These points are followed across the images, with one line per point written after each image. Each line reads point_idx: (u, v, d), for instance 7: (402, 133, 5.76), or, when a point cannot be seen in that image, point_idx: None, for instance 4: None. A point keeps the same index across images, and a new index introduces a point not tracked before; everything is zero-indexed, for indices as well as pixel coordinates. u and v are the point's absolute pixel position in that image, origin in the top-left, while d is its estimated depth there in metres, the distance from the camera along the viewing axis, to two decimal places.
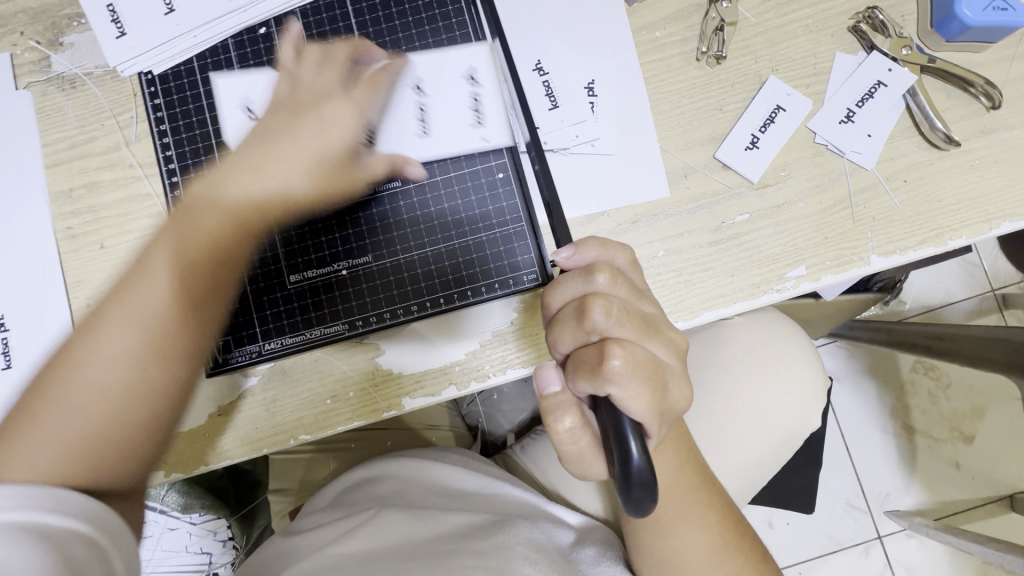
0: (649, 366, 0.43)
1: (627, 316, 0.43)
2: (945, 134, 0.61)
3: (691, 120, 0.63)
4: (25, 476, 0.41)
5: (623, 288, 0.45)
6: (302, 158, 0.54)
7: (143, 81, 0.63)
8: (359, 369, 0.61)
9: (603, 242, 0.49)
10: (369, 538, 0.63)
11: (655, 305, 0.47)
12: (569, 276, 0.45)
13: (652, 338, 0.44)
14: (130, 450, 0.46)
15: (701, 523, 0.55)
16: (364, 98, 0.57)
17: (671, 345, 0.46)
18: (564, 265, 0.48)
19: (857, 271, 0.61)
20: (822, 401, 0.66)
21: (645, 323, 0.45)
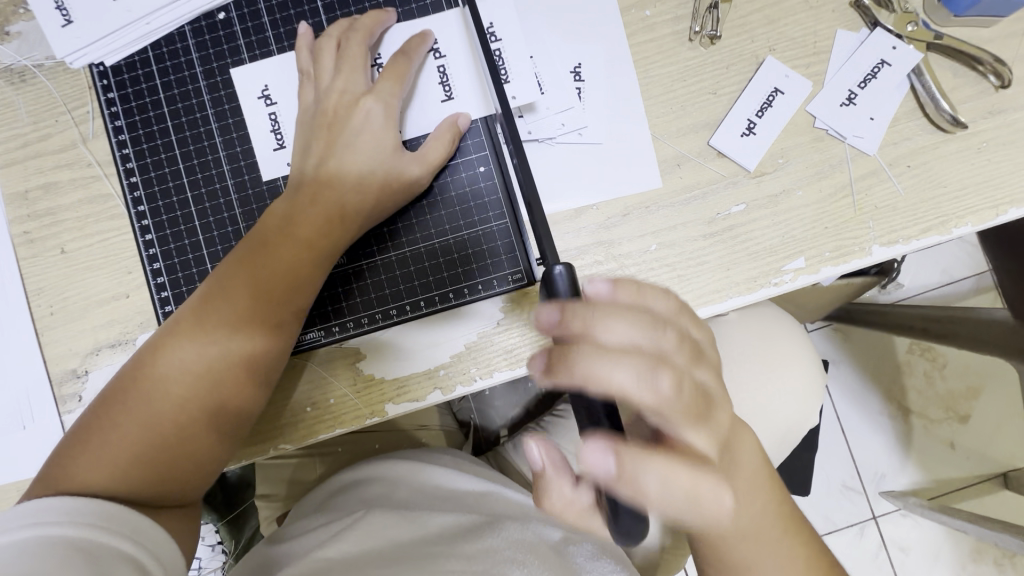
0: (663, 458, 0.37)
1: (679, 395, 0.38)
2: (952, 115, 0.57)
3: (684, 105, 0.59)
4: (105, 473, 0.48)
5: (682, 355, 0.40)
6: (361, 175, 0.54)
7: (94, 73, 0.60)
8: (339, 375, 0.58)
9: (642, 288, 0.42)
10: (358, 540, 0.61)
11: (710, 373, 0.42)
12: (616, 313, 0.38)
13: (698, 428, 0.39)
14: (197, 468, 0.51)
15: (755, 549, 0.47)
16: (391, 86, 0.55)
17: (712, 430, 0.41)
18: (591, 298, 0.41)
19: (858, 262, 0.58)
20: (820, 395, 0.64)
21: (699, 405, 0.39)
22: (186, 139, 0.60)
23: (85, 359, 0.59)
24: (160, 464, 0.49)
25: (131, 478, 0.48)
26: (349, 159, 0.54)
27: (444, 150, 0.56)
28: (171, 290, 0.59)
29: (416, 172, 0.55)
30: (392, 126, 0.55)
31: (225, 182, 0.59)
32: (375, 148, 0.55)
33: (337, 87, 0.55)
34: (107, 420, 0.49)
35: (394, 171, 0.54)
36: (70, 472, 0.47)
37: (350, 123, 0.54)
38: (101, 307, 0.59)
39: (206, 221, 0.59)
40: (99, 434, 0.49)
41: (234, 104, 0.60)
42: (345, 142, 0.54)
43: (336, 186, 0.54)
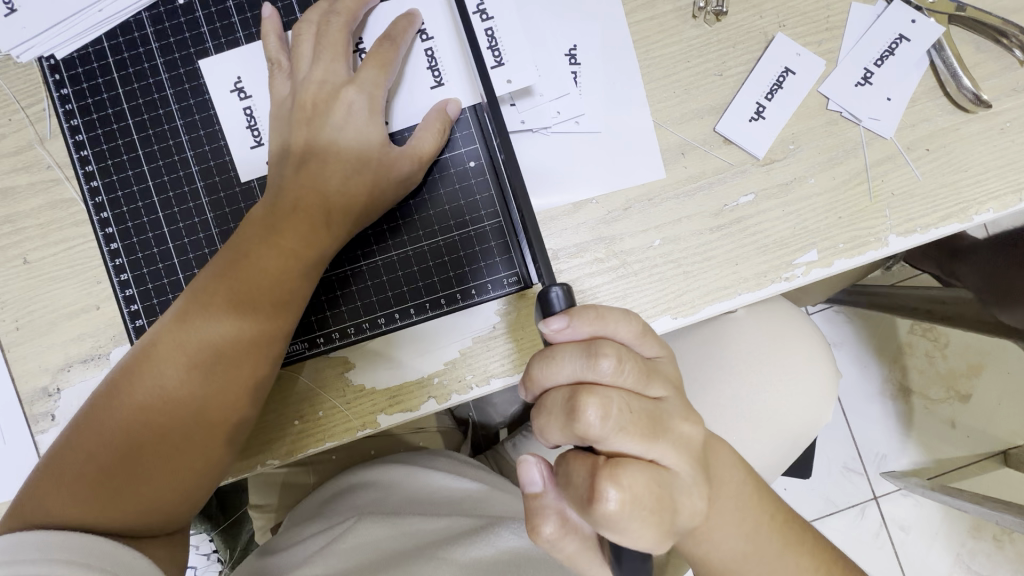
0: (652, 495, 0.35)
1: (631, 417, 0.36)
2: (973, 93, 0.53)
3: (688, 88, 0.55)
4: (70, 494, 0.45)
5: (631, 375, 0.37)
6: (346, 171, 0.50)
7: (44, 68, 0.55)
8: (327, 386, 0.54)
9: (602, 310, 0.38)
10: (348, 555, 0.59)
11: (666, 388, 0.39)
12: (566, 355, 0.37)
13: (659, 442, 0.36)
14: (180, 494, 0.48)
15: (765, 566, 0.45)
16: (376, 75, 0.50)
17: (681, 445, 0.37)
18: (552, 338, 0.37)
19: (873, 254, 0.55)
20: (831, 392, 0.61)
21: (654, 423, 0.36)
22: (149, 139, 0.55)
23: (57, 376, 0.55)
24: (140, 490, 0.46)
25: (109, 507, 0.45)
26: (332, 156, 0.50)
27: (435, 142, 0.51)
28: (142, 303, 0.55)
29: (406, 167, 0.51)
30: (377, 118, 0.51)
31: (193, 184, 0.55)
32: (359, 142, 0.50)
33: (316, 76, 0.50)
34: (82, 444, 0.46)
35: (383, 167, 0.50)
36: (43, 501, 0.45)
37: (331, 117, 0.50)
38: (71, 321, 0.55)
39: (175, 227, 0.55)
40: (73, 460, 0.46)
41: (200, 98, 0.55)
42: (327, 137, 0.50)
43: (320, 187, 0.50)
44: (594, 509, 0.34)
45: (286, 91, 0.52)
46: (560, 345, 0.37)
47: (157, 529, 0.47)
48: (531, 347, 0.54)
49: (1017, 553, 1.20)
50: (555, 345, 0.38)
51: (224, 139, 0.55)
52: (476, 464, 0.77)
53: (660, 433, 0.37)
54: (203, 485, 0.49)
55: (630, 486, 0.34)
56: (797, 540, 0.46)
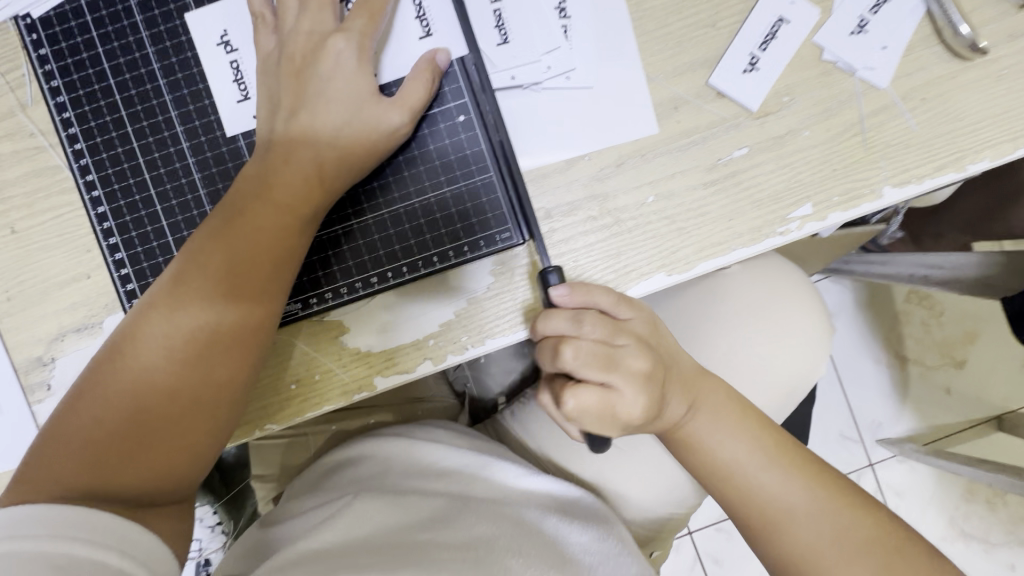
0: (602, 405, 0.45)
1: (593, 355, 0.45)
2: (971, 42, 0.53)
3: (680, 41, 0.54)
4: (75, 462, 0.45)
5: (599, 328, 0.47)
6: (337, 124, 0.49)
7: (21, 29, 0.54)
8: (322, 348, 0.54)
9: (589, 285, 0.48)
10: (347, 527, 0.58)
11: (632, 339, 0.48)
12: (556, 316, 0.47)
13: (614, 374, 0.45)
14: (188, 457, 0.48)
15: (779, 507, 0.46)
16: (363, 24, 0.50)
17: (631, 377, 0.46)
18: (555, 302, 0.48)
19: (868, 206, 0.54)
20: (826, 349, 0.61)
21: (612, 359, 0.46)
22: (132, 99, 0.54)
23: (51, 346, 0.55)
24: (149, 455, 0.46)
25: (118, 474, 0.45)
26: (321, 109, 0.49)
27: (424, 92, 0.50)
28: (131, 267, 0.54)
29: (396, 119, 0.50)
30: (365, 68, 0.50)
31: (179, 144, 0.54)
32: (348, 93, 0.49)
33: (303, 27, 0.50)
34: (86, 412, 0.46)
35: (372, 119, 0.49)
36: (50, 473, 0.44)
37: (318, 68, 0.49)
38: (63, 289, 0.55)
39: (162, 188, 0.54)
40: (79, 430, 0.46)
41: (182, 56, 0.54)
42: (315, 89, 0.49)
43: (312, 141, 0.49)
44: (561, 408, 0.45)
45: (273, 44, 0.51)
46: (559, 307, 0.48)
47: (165, 497, 0.47)
48: (526, 306, 0.54)
49: (1010, 516, 1.22)
50: (554, 308, 0.48)
51: (208, 98, 0.54)
52: (476, 435, 0.77)
53: (616, 366, 0.46)
54: (210, 449, 0.49)
55: (585, 399, 0.44)
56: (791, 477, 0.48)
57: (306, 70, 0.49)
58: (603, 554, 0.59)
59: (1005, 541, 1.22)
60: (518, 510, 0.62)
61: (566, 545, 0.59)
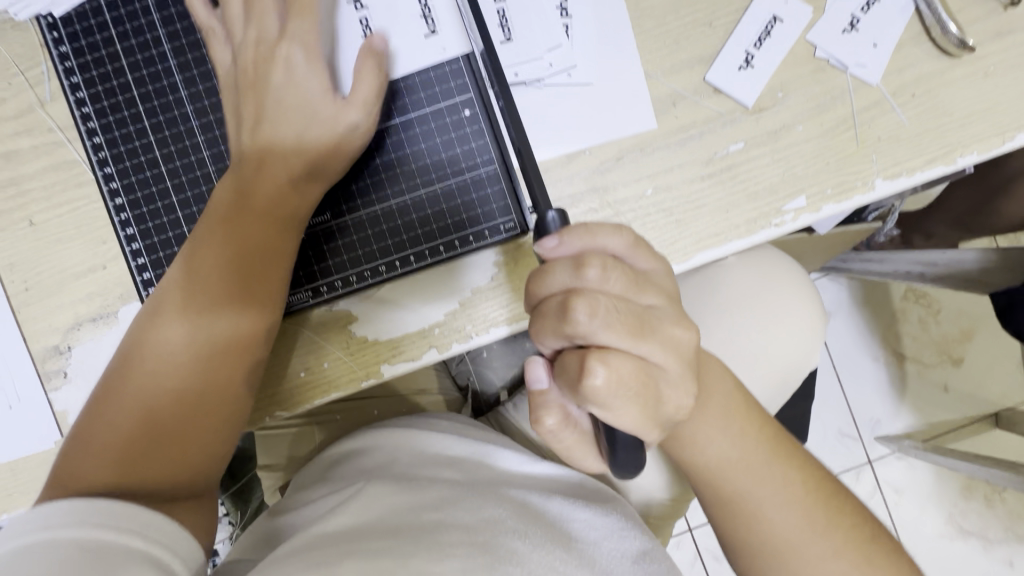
0: (639, 378, 0.37)
1: (618, 317, 0.36)
2: (958, 39, 0.54)
3: (677, 39, 0.56)
4: (97, 462, 0.46)
5: (618, 282, 0.38)
6: (294, 125, 0.51)
7: (42, 27, 0.56)
8: (331, 336, 0.56)
9: (592, 227, 0.39)
10: (358, 511, 0.60)
11: (659, 297, 0.40)
12: (558, 267, 0.38)
13: (648, 340, 0.37)
14: (207, 446, 0.50)
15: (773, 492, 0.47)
16: (305, 25, 0.50)
17: (671, 346, 0.38)
18: (547, 256, 0.39)
19: (860, 198, 0.56)
20: (821, 339, 0.63)
21: (642, 323, 0.37)
22: (149, 95, 0.56)
23: (67, 335, 0.57)
24: (169, 449, 0.48)
25: (141, 470, 0.47)
26: (284, 113, 0.51)
27: (373, 85, 0.51)
28: (148, 256, 0.56)
29: (354, 115, 0.50)
30: (316, 68, 0.51)
31: (194, 138, 0.56)
32: (306, 96, 0.51)
33: (250, 39, 0.51)
34: (102, 416, 0.48)
35: (328, 120, 0.50)
36: (76, 474, 0.46)
37: (273, 76, 0.51)
38: (80, 280, 0.57)
39: (178, 180, 0.56)
40: (97, 432, 0.47)
41: (197, 53, 0.56)
42: (272, 97, 0.51)
43: (280, 144, 0.51)
44: (584, 386, 0.36)
45: (230, 59, 0.53)
46: (554, 260, 0.38)
47: (190, 485, 0.49)
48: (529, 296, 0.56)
49: (1008, 512, 1.23)
50: (548, 261, 0.39)
51: (222, 93, 0.56)
52: (480, 425, 0.79)
53: (650, 333, 0.38)
54: (228, 435, 0.51)
55: (618, 368, 0.36)
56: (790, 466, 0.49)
57: (260, 83, 0.51)
58: (607, 530, 0.61)
59: (1003, 536, 1.23)
60: (521, 494, 0.63)
61: (571, 524, 0.59)
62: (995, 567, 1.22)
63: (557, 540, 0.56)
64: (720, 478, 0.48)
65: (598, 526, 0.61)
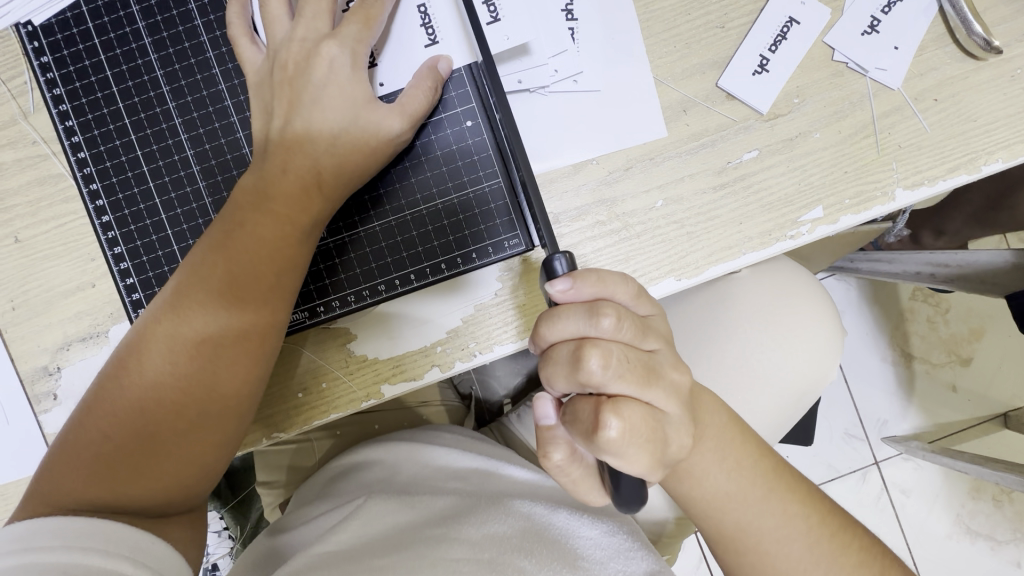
0: (650, 427, 0.35)
1: (629, 366, 0.35)
2: (984, 40, 0.52)
3: (688, 43, 0.54)
4: (85, 477, 0.45)
5: (629, 330, 0.36)
6: (336, 128, 0.48)
7: (22, 36, 0.54)
8: (329, 357, 0.54)
9: (602, 274, 0.37)
10: (359, 530, 0.58)
11: (662, 342, 0.39)
12: (570, 314, 0.36)
13: (655, 390, 0.36)
14: (198, 470, 0.48)
15: (790, 521, 0.45)
16: (358, 30, 0.48)
17: (675, 394, 0.37)
18: (557, 300, 0.36)
19: (880, 208, 0.54)
20: (836, 351, 0.61)
21: (651, 371, 0.36)
22: (135, 107, 0.54)
23: (56, 355, 0.55)
24: (157, 470, 0.46)
25: (127, 488, 0.45)
26: (316, 116, 0.48)
27: (425, 100, 0.49)
28: (137, 276, 0.54)
29: (395, 126, 0.49)
30: (360, 73, 0.49)
31: (183, 152, 0.54)
32: (343, 100, 0.49)
33: (297, 35, 0.49)
34: (92, 428, 0.46)
35: (372, 127, 0.48)
36: (62, 488, 0.44)
37: (312, 75, 0.48)
38: (67, 299, 0.55)
39: (167, 197, 0.54)
40: (86, 443, 0.45)
41: (186, 63, 0.53)
42: (311, 97, 0.49)
43: (309, 148, 0.48)
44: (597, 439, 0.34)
45: (262, 58, 0.51)
46: (567, 307, 0.36)
47: (176, 507, 0.47)
48: (535, 312, 0.54)
49: (1016, 513, 1.21)
50: (559, 306, 0.36)
51: (212, 106, 0.54)
52: (484, 438, 0.76)
53: (659, 383, 0.36)
54: (220, 459, 0.49)
55: (632, 421, 0.34)
56: (803, 492, 0.47)
57: (299, 79, 0.49)
58: (614, 548, 0.58)
59: (1011, 537, 1.21)
60: (525, 508, 0.60)
61: (576, 540, 0.58)
62: (1004, 569, 1.20)
63: (562, 556, 0.54)
64: (736, 505, 0.45)
65: (606, 541, 0.58)
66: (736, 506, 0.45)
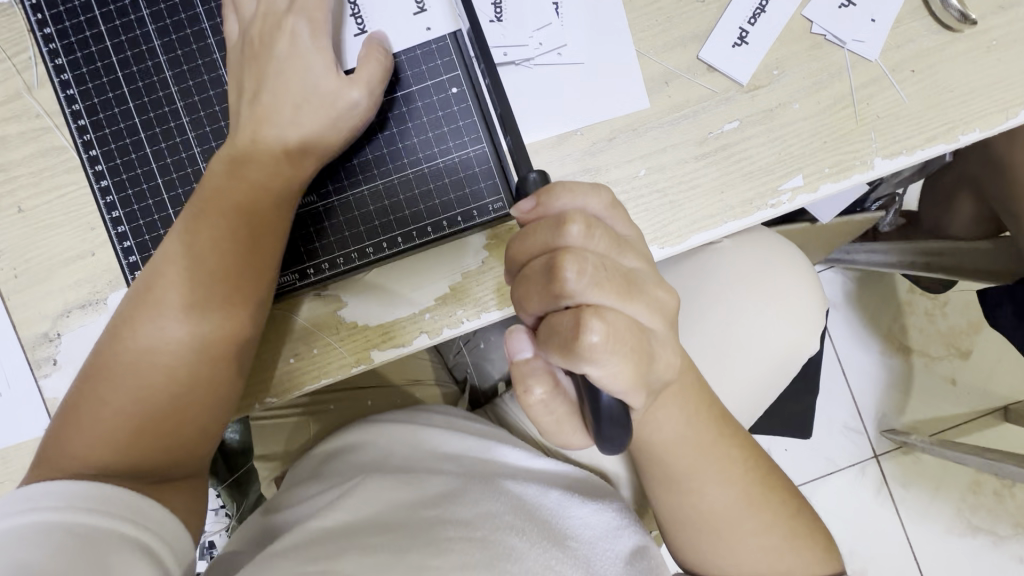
0: (633, 337, 0.33)
1: (606, 275, 0.34)
2: (959, 12, 0.53)
3: (670, 17, 0.55)
4: (91, 439, 0.46)
5: (601, 241, 0.35)
6: (297, 98, 0.50)
7: (27, 9, 0.56)
8: (321, 324, 0.55)
9: (570, 185, 0.37)
10: (354, 507, 0.58)
11: (642, 259, 0.37)
12: (539, 229, 0.36)
13: (635, 301, 0.34)
14: (202, 427, 0.50)
15: (721, 478, 0.51)
16: (314, 3, 0.50)
17: (657, 308, 0.35)
18: (526, 220, 0.38)
19: (859, 177, 0.55)
20: (821, 324, 0.61)
21: (631, 284, 0.34)
22: (134, 76, 0.56)
23: (57, 322, 0.56)
24: (163, 428, 0.48)
25: (132, 449, 0.47)
26: (280, 90, 0.50)
27: (381, 70, 0.51)
28: (134, 239, 0.56)
29: (354, 96, 0.50)
30: (318, 44, 0.50)
31: (179, 119, 0.56)
32: (302, 72, 0.50)
33: (261, 11, 0.51)
34: (94, 396, 0.47)
35: (330, 95, 0.50)
36: (69, 451, 0.46)
37: (276, 50, 0.50)
38: (69, 266, 0.56)
39: (163, 162, 0.56)
40: (88, 407, 0.47)
41: (182, 34, 0.55)
42: (274, 69, 0.50)
43: (276, 117, 0.50)
44: (578, 344, 0.32)
45: (237, 32, 0.53)
46: (534, 224, 0.36)
47: (182, 467, 0.49)
48: None
49: (1017, 507, 1.21)
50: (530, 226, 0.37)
51: (208, 75, 0.56)
52: (469, 416, 0.77)
53: (637, 294, 0.34)
54: (221, 417, 0.51)
55: (613, 327, 0.32)
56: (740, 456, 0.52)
57: (264, 53, 0.50)
58: (603, 528, 0.59)
59: (1013, 532, 1.20)
60: (515, 486, 0.61)
61: (566, 521, 0.58)
62: (1006, 564, 1.20)
63: (554, 537, 0.55)
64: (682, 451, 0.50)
65: (598, 521, 0.59)
66: (682, 452, 0.50)
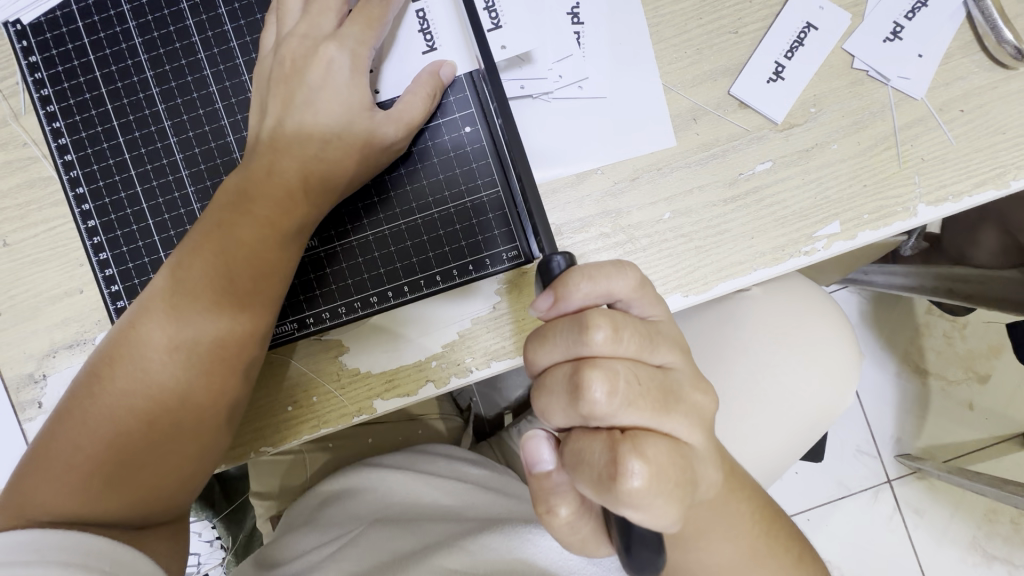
0: (675, 467, 0.30)
1: (640, 390, 0.31)
2: (1015, 47, 0.48)
3: (700, 48, 0.51)
4: (60, 488, 0.43)
5: (631, 343, 0.32)
6: (323, 135, 0.46)
7: (11, 35, 0.53)
8: (321, 369, 0.52)
9: (589, 270, 0.33)
10: (356, 557, 0.56)
11: (676, 354, 0.34)
12: (560, 332, 0.32)
13: (672, 415, 0.31)
14: (180, 479, 0.46)
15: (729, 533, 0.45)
16: (360, 31, 0.47)
17: (696, 416, 0.32)
18: (548, 316, 0.34)
19: (901, 225, 0.51)
20: (852, 372, 0.57)
21: (667, 394, 0.31)
22: (124, 108, 0.53)
23: (42, 362, 0.53)
24: (136, 479, 0.44)
25: (103, 501, 0.43)
26: (309, 119, 0.46)
27: (422, 108, 0.48)
28: (122, 283, 0.52)
29: (391, 134, 0.47)
30: (359, 77, 0.47)
31: (172, 156, 0.52)
32: (337, 104, 0.47)
33: (299, 32, 0.47)
34: (66, 440, 0.44)
35: (367, 131, 0.47)
36: (36, 498, 0.42)
37: (308, 75, 0.47)
38: (56, 304, 0.53)
39: (155, 202, 0.52)
40: (59, 453, 0.43)
41: (176, 64, 0.52)
42: (304, 98, 0.47)
43: (297, 150, 0.46)
44: (616, 488, 0.28)
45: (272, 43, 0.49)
46: (554, 324, 0.33)
47: (157, 519, 0.46)
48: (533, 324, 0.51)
49: None
50: (549, 324, 0.33)
51: (202, 108, 0.52)
52: (469, 452, 0.74)
53: (673, 406, 0.31)
54: (202, 469, 0.47)
55: (655, 461, 0.29)
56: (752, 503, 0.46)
57: (294, 79, 0.47)
58: None
59: None
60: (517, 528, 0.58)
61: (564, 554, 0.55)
62: None
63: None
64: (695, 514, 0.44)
65: None
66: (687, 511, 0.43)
